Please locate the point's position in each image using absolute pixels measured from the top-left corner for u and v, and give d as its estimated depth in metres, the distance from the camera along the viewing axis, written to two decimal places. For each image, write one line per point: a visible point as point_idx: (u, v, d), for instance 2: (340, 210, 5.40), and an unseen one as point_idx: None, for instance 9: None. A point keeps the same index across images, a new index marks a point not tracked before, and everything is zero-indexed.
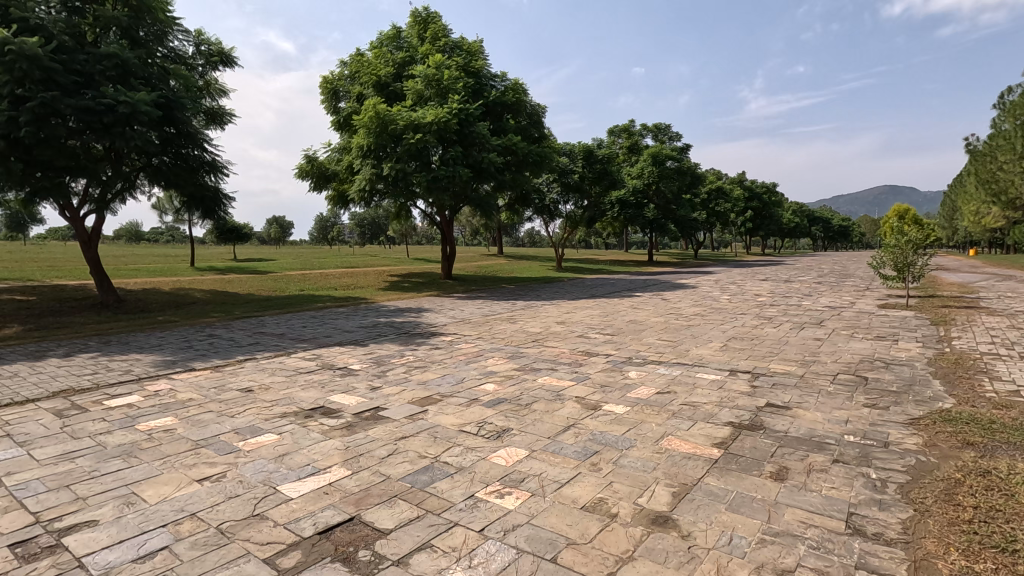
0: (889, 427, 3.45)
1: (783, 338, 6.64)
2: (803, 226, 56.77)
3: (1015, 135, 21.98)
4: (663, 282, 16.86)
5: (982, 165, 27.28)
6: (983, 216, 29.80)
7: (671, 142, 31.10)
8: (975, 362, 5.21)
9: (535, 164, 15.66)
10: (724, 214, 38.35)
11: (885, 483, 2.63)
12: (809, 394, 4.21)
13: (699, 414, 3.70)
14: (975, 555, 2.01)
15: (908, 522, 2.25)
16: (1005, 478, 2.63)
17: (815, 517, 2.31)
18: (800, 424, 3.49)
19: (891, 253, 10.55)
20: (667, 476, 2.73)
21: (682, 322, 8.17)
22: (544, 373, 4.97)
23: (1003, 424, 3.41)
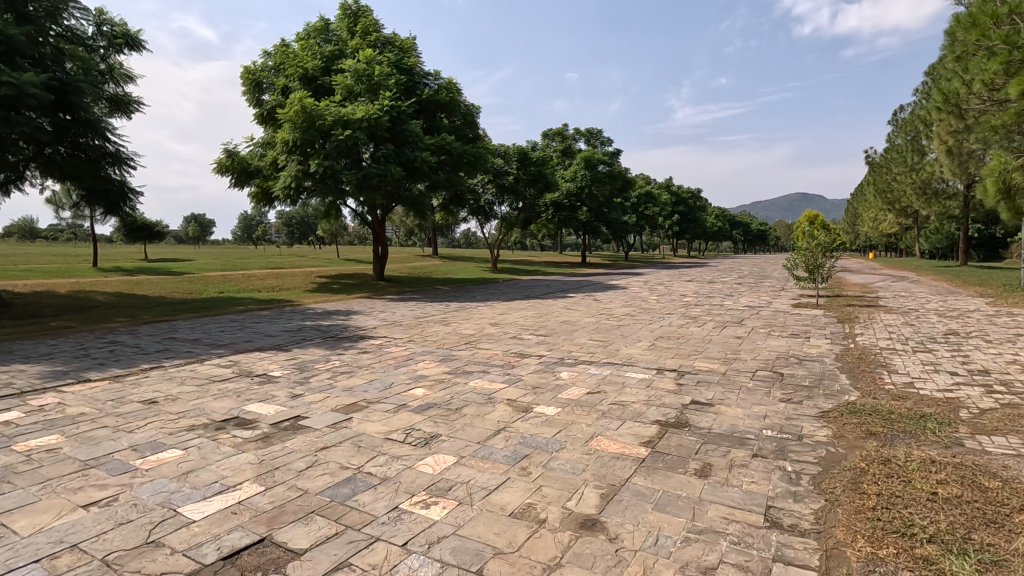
0: (803, 420, 3.62)
1: (707, 337, 6.92)
2: (725, 231, 60.10)
3: (908, 149, 24.23)
4: (595, 283, 17.20)
5: (879, 176, 29.96)
6: (881, 223, 32.72)
7: (603, 146, 31.92)
8: (876, 356, 5.63)
9: (470, 164, 15.53)
10: (653, 217, 39.90)
11: (800, 476, 2.74)
12: (731, 390, 4.38)
13: (627, 414, 3.75)
14: (879, 541, 2.12)
15: (820, 512, 2.35)
16: (902, 465, 2.82)
17: (736, 513, 2.37)
18: (722, 421, 3.61)
19: (803, 256, 11.24)
20: (597, 477, 2.73)
21: (613, 322, 8.35)
22: (476, 375, 4.89)
23: (901, 414, 3.68)
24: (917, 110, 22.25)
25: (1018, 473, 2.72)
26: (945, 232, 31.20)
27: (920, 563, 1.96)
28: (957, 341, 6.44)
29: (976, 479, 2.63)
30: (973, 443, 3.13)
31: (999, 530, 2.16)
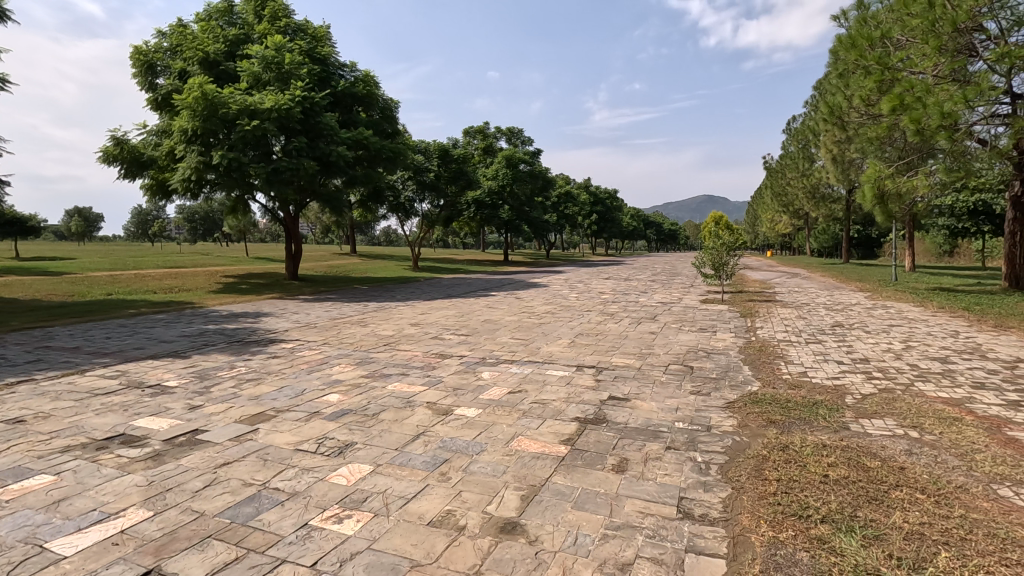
0: (711, 411, 3.82)
1: (623, 333, 7.15)
2: (640, 231, 62.87)
3: (799, 156, 26.47)
4: (517, 281, 17.37)
5: (775, 181, 32.54)
6: (777, 223, 35.56)
7: (524, 146, 32.23)
8: (774, 348, 6.07)
9: (389, 160, 15.12)
10: (573, 216, 40.86)
11: (709, 466, 2.87)
12: (646, 384, 4.54)
13: (548, 412, 3.77)
14: (779, 525, 2.25)
15: (727, 501, 2.47)
16: (798, 451, 3.03)
17: (651, 506, 2.43)
18: (638, 415, 3.72)
19: (710, 255, 11.93)
20: (517, 478, 2.71)
21: (534, 320, 8.44)
22: (395, 378, 4.74)
23: (796, 402, 3.97)
24: (807, 121, 24.38)
25: (894, 452, 3.01)
26: (831, 232, 34.44)
27: (814, 543, 2.10)
28: (842, 332, 7.10)
29: (860, 460, 2.87)
30: (856, 427, 3.44)
31: (879, 506, 2.37)
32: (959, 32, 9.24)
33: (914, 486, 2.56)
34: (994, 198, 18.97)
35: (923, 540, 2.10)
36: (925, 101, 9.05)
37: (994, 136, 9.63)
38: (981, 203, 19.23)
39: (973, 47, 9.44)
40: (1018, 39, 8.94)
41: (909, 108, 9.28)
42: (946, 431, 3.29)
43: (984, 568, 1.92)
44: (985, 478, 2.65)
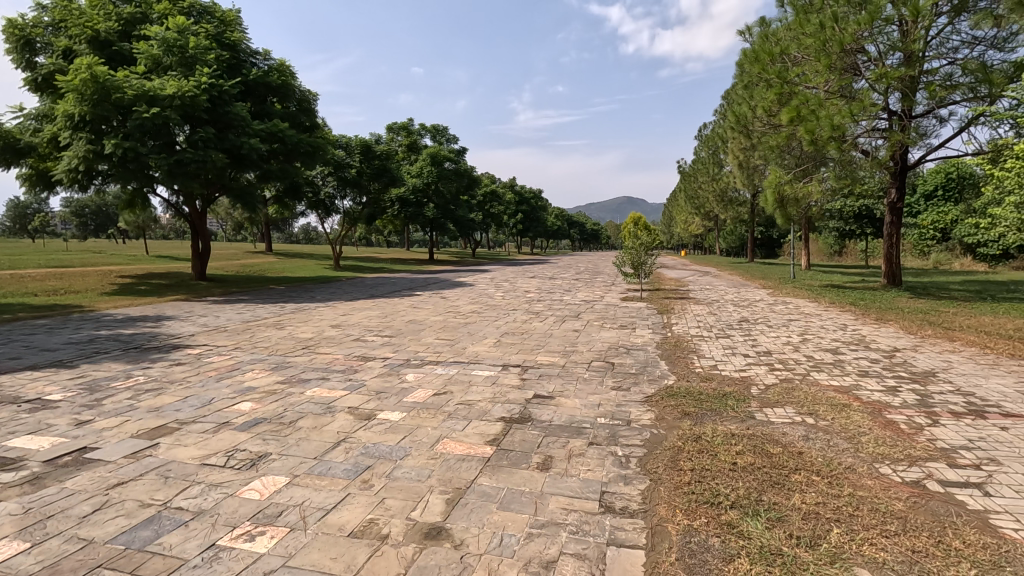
0: (631, 406, 3.97)
1: (548, 331, 7.27)
2: (564, 230, 64.27)
3: (709, 161, 28.14)
4: (442, 280, 17.22)
5: (688, 184, 34.40)
6: (691, 225, 37.62)
7: (449, 144, 32.00)
8: (688, 343, 6.42)
9: (307, 155, 14.46)
10: (498, 215, 41.05)
11: (629, 459, 2.97)
12: (569, 381, 4.64)
13: (473, 413, 3.75)
14: (693, 513, 2.37)
15: (646, 492, 2.57)
16: (710, 441, 3.21)
17: (574, 502, 2.47)
18: (562, 412, 3.80)
19: (630, 254, 12.39)
20: (442, 482, 2.67)
21: (460, 319, 8.41)
22: (314, 383, 4.53)
23: (708, 394, 4.21)
24: (716, 128, 25.98)
25: (793, 438, 3.26)
26: (738, 234, 36.92)
27: (725, 528, 2.23)
28: (748, 326, 7.62)
29: (764, 447, 3.09)
30: (761, 416, 3.69)
31: (781, 489, 2.56)
32: (845, 53, 10.19)
33: (809, 469, 2.78)
34: (875, 203, 21.16)
35: (818, 518, 2.28)
36: (818, 114, 9.91)
37: (874, 148, 10.72)
38: (864, 207, 21.35)
39: (857, 67, 10.45)
40: (893, 61, 9.99)
41: (804, 119, 10.13)
42: (837, 416, 3.62)
43: (868, 540, 2.12)
44: (869, 458, 2.93)
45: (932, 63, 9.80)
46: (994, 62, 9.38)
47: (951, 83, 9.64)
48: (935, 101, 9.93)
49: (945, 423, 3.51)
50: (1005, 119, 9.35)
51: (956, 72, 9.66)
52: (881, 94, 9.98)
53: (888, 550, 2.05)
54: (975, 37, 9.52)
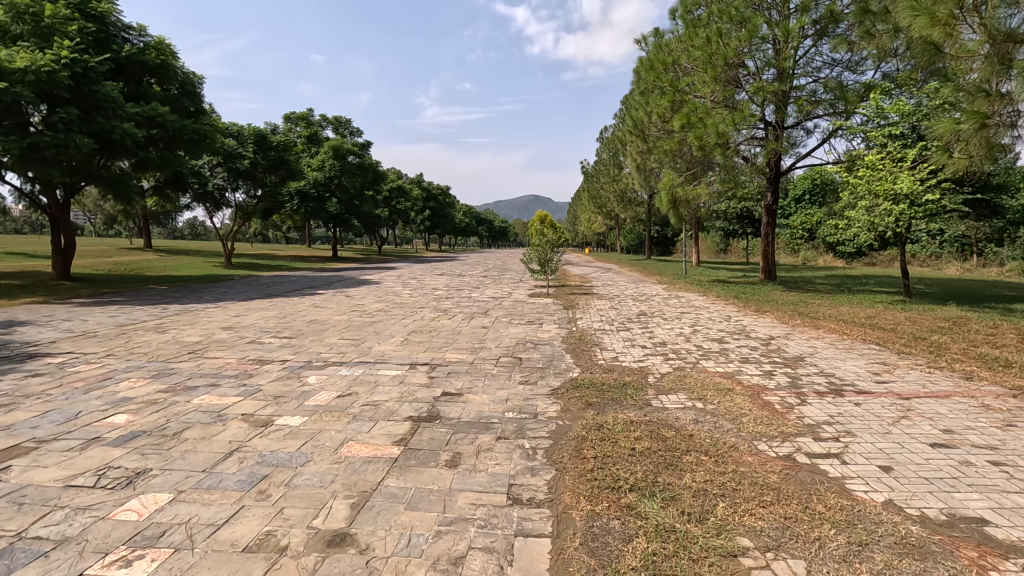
0: (538, 399, 4.06)
1: (457, 328, 7.25)
2: (472, 227, 64.34)
3: (609, 163, 29.46)
4: (347, 278, 16.58)
5: (591, 185, 35.77)
6: (594, 224, 39.15)
7: (352, 136, 30.89)
8: (591, 337, 6.69)
9: (192, 142, 13.31)
10: (406, 212, 40.23)
11: (536, 451, 3.04)
12: (478, 378, 4.67)
13: (379, 414, 3.66)
14: (596, 498, 2.47)
15: (552, 482, 2.64)
16: (611, 429, 3.37)
17: (482, 497, 2.49)
18: (471, 409, 3.80)
19: (536, 251, 12.64)
20: (347, 487, 2.58)
21: (365, 318, 8.15)
22: (202, 390, 4.18)
23: (610, 384, 4.42)
24: (616, 132, 27.28)
25: (685, 422, 3.51)
26: (636, 233, 38.97)
27: (625, 510, 2.35)
28: (645, 319, 8.08)
29: (659, 431, 3.29)
30: (657, 403, 3.93)
31: (674, 470, 2.74)
32: (728, 66, 11.07)
33: (699, 450, 3.01)
34: (754, 206, 23.24)
35: (706, 495, 2.47)
36: (705, 122, 10.75)
37: (753, 155, 11.76)
38: (745, 210, 23.40)
39: (738, 80, 11.39)
40: (768, 76, 11.02)
41: (693, 126, 10.92)
42: (722, 400, 3.94)
43: (748, 511, 2.33)
44: (749, 436, 3.23)
45: (800, 80, 10.94)
46: (849, 82, 10.66)
47: (815, 98, 10.81)
48: (802, 114, 11.10)
49: (811, 401, 3.95)
50: (858, 133, 10.66)
51: (820, 89, 10.85)
52: (758, 105, 10.97)
53: (765, 519, 2.26)
54: (834, 59, 10.75)
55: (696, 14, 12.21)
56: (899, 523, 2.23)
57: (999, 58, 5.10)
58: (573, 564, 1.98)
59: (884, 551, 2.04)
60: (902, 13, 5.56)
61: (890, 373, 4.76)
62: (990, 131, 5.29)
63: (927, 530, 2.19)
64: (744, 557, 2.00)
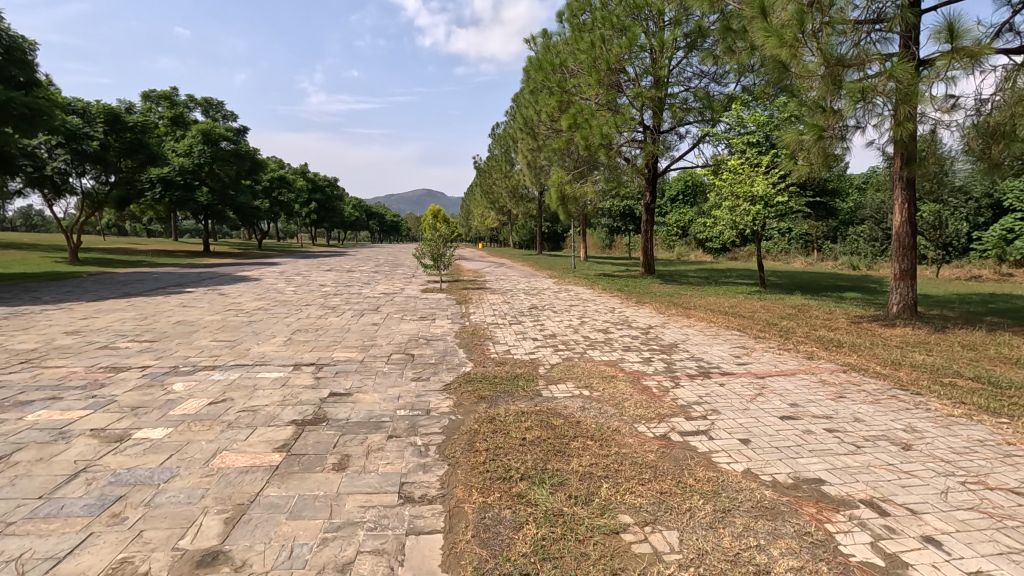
0: (431, 395, 4.02)
1: (346, 326, 6.96)
2: (363, 221, 62.03)
3: (501, 159, 29.88)
4: (221, 275, 15.20)
5: (483, 180, 36.04)
6: (487, 219, 39.48)
7: (225, 120, 28.39)
8: (485, 331, 6.74)
9: (24, 118, 11.42)
10: (289, 204, 37.80)
11: (428, 447, 3.01)
12: (368, 376, 4.52)
13: (258, 419, 3.40)
14: (487, 490, 2.50)
15: (445, 478, 2.63)
16: (503, 420, 3.41)
17: (372, 498, 2.42)
18: (360, 408, 3.67)
19: (429, 246, 12.46)
20: (219, 501, 2.36)
21: (243, 318, 7.54)
22: (38, 405, 3.61)
23: (503, 377, 4.48)
24: (507, 129, 27.72)
25: (573, 409, 3.66)
26: (528, 228, 39.94)
27: (516, 499, 2.40)
28: (537, 313, 8.31)
29: (549, 420, 3.41)
30: (547, 392, 4.06)
31: (562, 456, 2.85)
32: (611, 71, 11.65)
33: (585, 435, 3.15)
34: (635, 204, 24.78)
35: (591, 478, 2.60)
36: (590, 123, 11.27)
37: (634, 156, 12.50)
38: (627, 208, 24.95)
39: (619, 84, 12.00)
40: (646, 83, 11.77)
41: (580, 126, 11.42)
42: (606, 387, 4.17)
43: (629, 489, 2.48)
44: (630, 420, 3.44)
45: (673, 88, 11.80)
46: (715, 92, 11.71)
47: (686, 106, 11.76)
48: (675, 120, 12.03)
49: (684, 384, 4.31)
50: (722, 139, 11.77)
51: (690, 98, 11.79)
52: (637, 110, 11.71)
53: (644, 495, 2.43)
54: (702, 71, 11.75)
55: (582, 19, 12.75)
56: (755, 489, 2.50)
57: (832, 78, 5.91)
58: (465, 557, 1.98)
59: (743, 515, 2.27)
60: (756, 33, 6.18)
61: (748, 355, 5.34)
62: (826, 142, 6.15)
63: (778, 493, 2.47)
64: (624, 533, 2.13)
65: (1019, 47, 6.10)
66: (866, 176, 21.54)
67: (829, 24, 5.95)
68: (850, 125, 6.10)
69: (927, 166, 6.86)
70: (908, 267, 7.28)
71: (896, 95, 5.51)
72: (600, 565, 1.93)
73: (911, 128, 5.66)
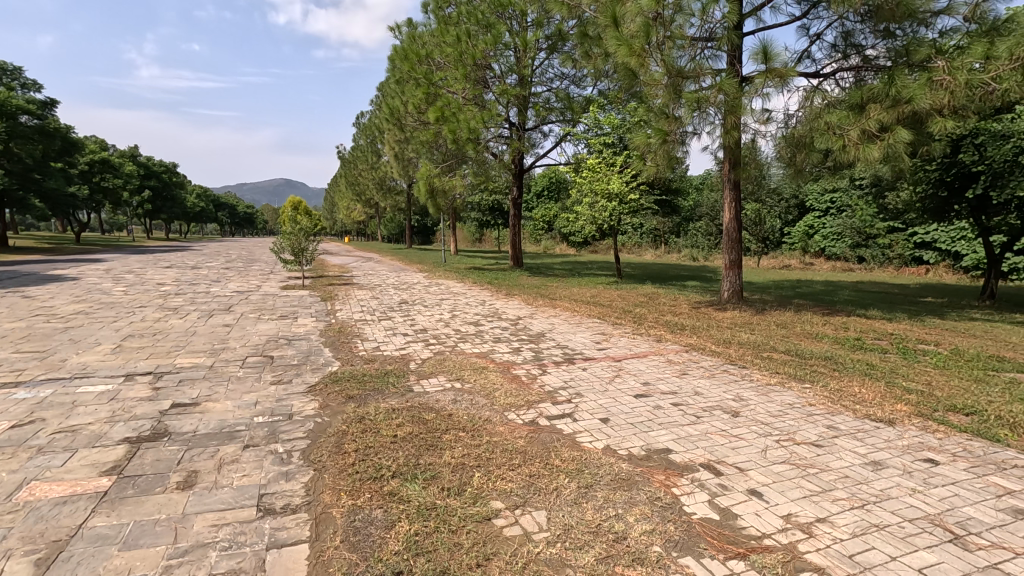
0: (293, 398, 3.77)
1: (191, 329, 6.25)
2: (210, 212, 55.99)
3: (367, 150, 28.83)
4: (25, 274, 12.80)
5: (348, 170, 34.50)
6: (352, 211, 37.85)
7: (25, 90, 23.83)
8: (352, 328, 6.47)
9: None
10: (116, 192, 32.87)
11: (291, 453, 2.82)
12: (220, 383, 4.10)
13: (79, 441, 2.93)
14: (357, 491, 2.41)
15: (309, 483, 2.49)
16: (373, 419, 3.31)
17: (225, 515, 2.21)
18: (210, 419, 3.32)
19: (288, 240, 11.61)
20: (27, 540, 2.00)
21: (57, 324, 6.43)
22: None
23: (372, 374, 4.35)
24: (372, 118, 26.82)
25: (444, 403, 3.66)
26: (397, 222, 39.05)
27: (387, 498, 2.35)
28: (406, 307, 8.17)
29: (420, 415, 3.37)
30: (418, 387, 4.02)
31: (435, 450, 2.84)
32: (477, 67, 11.76)
33: (457, 427, 3.17)
34: (503, 199, 25.41)
35: (464, 469, 2.63)
36: (458, 117, 11.32)
37: (500, 152, 12.77)
38: (496, 203, 25.46)
39: (485, 80, 12.14)
40: (510, 81, 12.08)
41: (448, 119, 11.43)
42: (478, 378, 4.23)
43: (501, 476, 2.55)
44: (500, 409, 3.53)
45: (536, 88, 12.26)
46: (575, 94, 12.37)
47: (549, 106, 12.27)
48: (539, 119, 12.49)
49: (550, 370, 4.53)
50: (581, 139, 12.49)
51: (552, 98, 12.34)
52: (503, 106, 11.98)
53: (514, 480, 2.51)
54: (562, 73, 12.34)
55: (447, 11, 12.74)
56: (614, 464, 2.71)
57: (674, 88, 6.55)
58: (333, 564, 1.90)
59: (604, 488, 2.45)
60: (609, 40, 6.66)
61: (607, 341, 5.77)
62: (669, 145, 6.79)
63: (633, 465, 2.70)
64: (496, 519, 2.19)
65: (814, 72, 7.27)
66: (702, 178, 24.25)
67: (670, 38, 6.55)
68: (689, 131, 6.81)
69: (749, 170, 7.90)
70: (735, 258, 8.36)
71: (724, 107, 6.27)
72: (473, 552, 1.96)
73: (737, 136, 6.46)
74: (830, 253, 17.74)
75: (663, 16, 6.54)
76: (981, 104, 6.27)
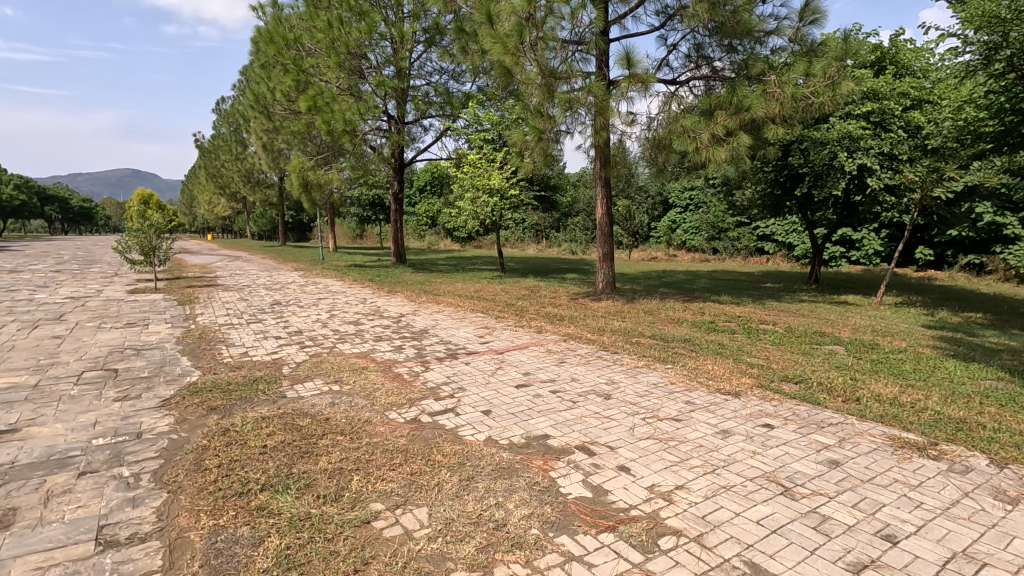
0: (142, 415, 3.36)
1: (8, 343, 5.32)
2: (34, 207, 47.96)
3: (231, 139, 26.49)
4: None
5: (209, 161, 31.44)
6: (215, 206, 34.58)
7: None
8: (215, 333, 5.92)
9: None
10: None
11: (139, 476, 2.52)
12: (47, 404, 3.54)
13: None
14: (219, 510, 2.21)
15: (162, 507, 2.24)
16: (240, 430, 3.06)
17: (53, 555, 1.91)
18: (34, 446, 2.86)
19: (135, 238, 10.27)
20: None
21: None
22: None
23: (238, 382, 4.00)
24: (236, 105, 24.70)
25: (321, 407, 3.49)
26: (269, 217, 36.38)
27: (256, 513, 2.18)
28: (279, 308, 7.65)
29: (294, 422, 3.18)
30: (292, 393, 3.79)
31: (310, 457, 2.69)
32: (351, 56, 11.29)
33: (335, 432, 3.03)
34: (384, 193, 24.70)
35: (342, 474, 2.52)
36: (332, 108, 10.81)
37: (379, 146, 12.40)
38: (376, 197, 24.70)
39: (361, 71, 11.66)
40: (388, 73, 11.72)
41: (320, 110, 10.85)
42: (357, 379, 4.08)
43: (380, 477, 2.49)
44: (381, 409, 3.44)
45: (415, 81, 12.00)
46: (454, 90, 12.30)
47: (428, 99, 11.91)
48: (418, 112, 12.20)
49: (432, 367, 4.49)
50: (462, 135, 12.51)
51: (431, 92, 12.05)
52: (380, 98, 11.63)
53: (394, 480, 2.46)
54: (441, 68, 12.25)
55: None
56: (495, 454, 2.76)
57: (547, 88, 6.78)
58: None
59: (484, 479, 2.49)
60: (485, 37, 6.75)
61: (489, 334, 5.85)
62: (545, 143, 7.02)
63: (513, 454, 2.78)
64: (375, 521, 2.13)
65: (672, 79, 7.92)
66: (578, 175, 25.48)
67: (543, 40, 6.75)
68: (562, 130, 7.10)
69: (618, 169, 8.41)
70: (607, 251, 8.91)
71: (594, 108, 6.63)
72: (350, 558, 1.90)
73: (605, 137, 6.87)
74: (690, 246, 19.50)
75: (535, 17, 6.72)
76: (804, 115, 7.33)
